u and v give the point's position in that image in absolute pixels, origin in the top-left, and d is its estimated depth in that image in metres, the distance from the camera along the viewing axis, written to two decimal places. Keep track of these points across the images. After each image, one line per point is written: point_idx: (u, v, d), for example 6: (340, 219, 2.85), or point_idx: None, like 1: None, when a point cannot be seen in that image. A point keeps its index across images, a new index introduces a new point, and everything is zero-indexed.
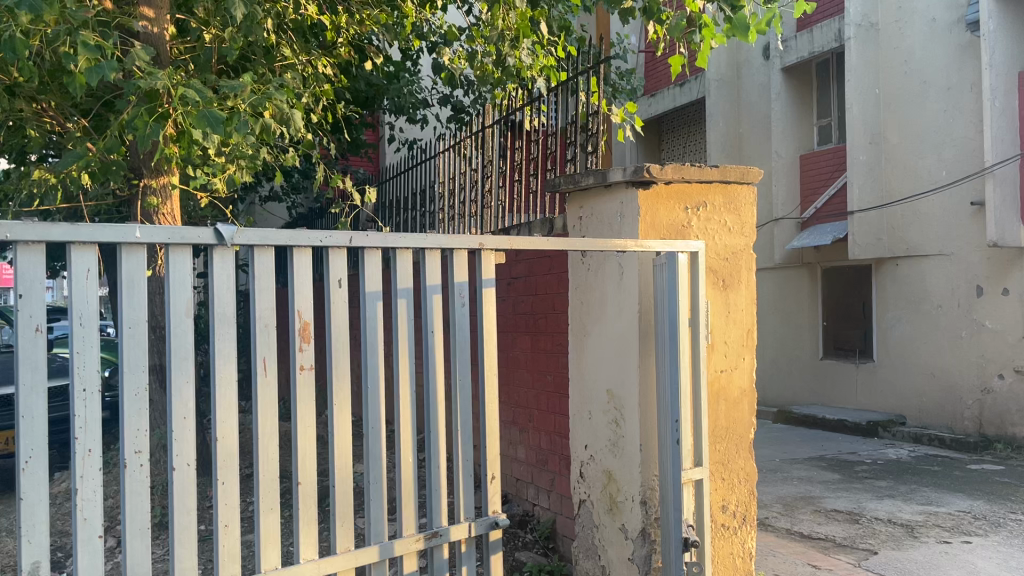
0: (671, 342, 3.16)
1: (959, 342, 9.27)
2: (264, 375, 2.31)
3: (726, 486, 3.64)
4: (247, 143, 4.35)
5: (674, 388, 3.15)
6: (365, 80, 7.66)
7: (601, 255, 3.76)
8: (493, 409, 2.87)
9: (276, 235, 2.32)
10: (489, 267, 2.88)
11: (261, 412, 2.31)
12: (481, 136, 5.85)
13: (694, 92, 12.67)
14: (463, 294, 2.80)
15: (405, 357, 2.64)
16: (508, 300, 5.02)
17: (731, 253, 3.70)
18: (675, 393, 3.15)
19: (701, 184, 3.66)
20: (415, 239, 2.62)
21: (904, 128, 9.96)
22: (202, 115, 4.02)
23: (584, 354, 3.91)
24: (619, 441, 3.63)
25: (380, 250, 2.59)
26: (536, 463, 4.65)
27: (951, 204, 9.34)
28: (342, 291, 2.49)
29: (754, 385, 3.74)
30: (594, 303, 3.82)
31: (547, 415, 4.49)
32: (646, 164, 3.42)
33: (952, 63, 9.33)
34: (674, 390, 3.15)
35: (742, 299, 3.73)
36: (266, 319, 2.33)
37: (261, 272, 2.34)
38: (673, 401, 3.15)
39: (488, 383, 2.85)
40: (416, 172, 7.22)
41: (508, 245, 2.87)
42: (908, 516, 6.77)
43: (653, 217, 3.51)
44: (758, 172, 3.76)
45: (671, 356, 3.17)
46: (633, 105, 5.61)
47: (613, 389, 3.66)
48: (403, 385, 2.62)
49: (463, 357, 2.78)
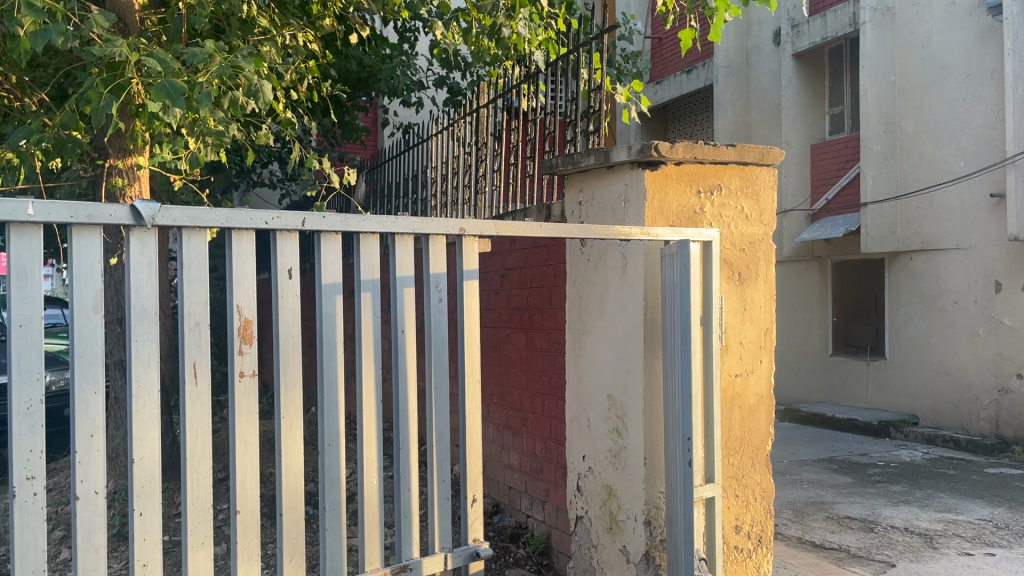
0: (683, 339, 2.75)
1: (976, 339, 8.86)
2: (194, 382, 1.93)
3: (740, 504, 3.26)
4: (214, 119, 3.94)
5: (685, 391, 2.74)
6: (356, 60, 7.25)
7: (602, 244, 3.37)
8: (475, 421, 2.47)
9: (210, 215, 1.93)
10: (472, 256, 2.49)
11: (189, 427, 1.92)
12: (475, 117, 5.44)
13: (702, 79, 12.27)
14: (441, 289, 2.39)
15: (370, 361, 2.25)
16: (501, 293, 4.60)
17: (747, 243, 3.30)
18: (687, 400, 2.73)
19: (716, 165, 3.25)
20: (385, 223, 2.23)
21: (920, 117, 9.52)
22: (159, 85, 3.61)
23: (583, 355, 3.52)
24: (620, 452, 3.24)
25: (341, 235, 2.19)
26: (530, 472, 4.26)
27: (969, 196, 8.92)
28: (293, 283, 2.09)
29: (772, 392, 3.34)
30: (594, 298, 3.43)
31: (543, 419, 4.10)
32: (654, 142, 3.02)
33: (971, 49, 8.89)
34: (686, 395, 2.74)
35: (761, 295, 3.33)
36: (197, 316, 1.94)
37: (190, 259, 1.94)
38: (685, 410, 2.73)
39: (470, 392, 2.46)
40: (408, 157, 6.82)
41: (494, 230, 2.48)
42: (925, 525, 6.38)
43: (661, 202, 3.12)
44: (780, 153, 3.35)
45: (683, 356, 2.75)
46: (640, 83, 5.21)
47: (615, 394, 3.27)
48: (368, 394, 2.23)
49: (440, 360, 2.39)
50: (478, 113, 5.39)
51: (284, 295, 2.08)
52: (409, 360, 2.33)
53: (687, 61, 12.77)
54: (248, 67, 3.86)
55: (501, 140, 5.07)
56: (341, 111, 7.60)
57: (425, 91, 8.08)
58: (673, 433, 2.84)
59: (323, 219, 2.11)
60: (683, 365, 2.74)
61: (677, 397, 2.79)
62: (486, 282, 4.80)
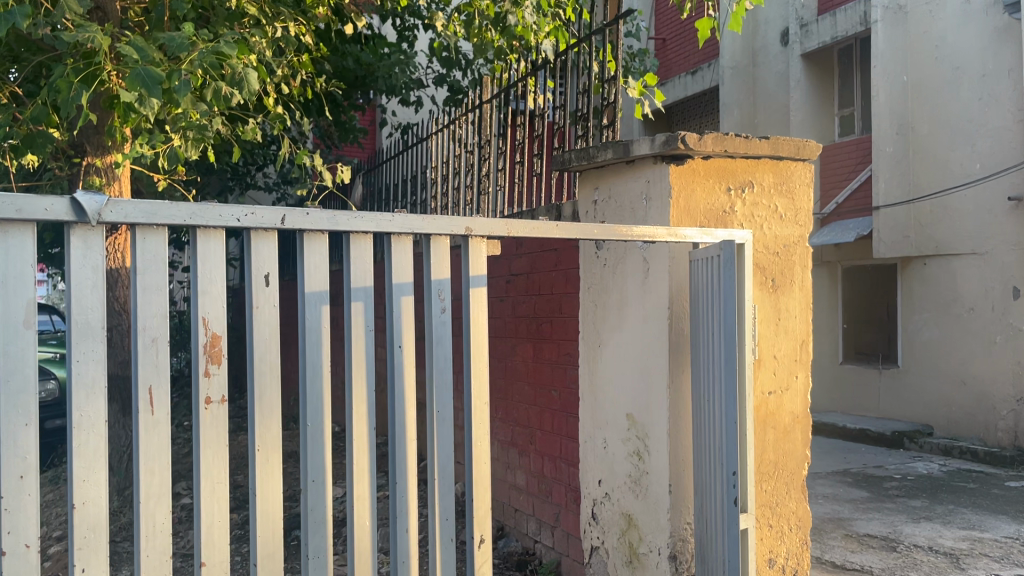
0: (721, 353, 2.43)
1: (994, 347, 8.47)
2: (149, 412, 1.61)
3: (774, 534, 2.94)
4: (198, 112, 3.61)
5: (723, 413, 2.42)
6: (353, 56, 6.99)
7: (620, 248, 3.06)
8: (482, 448, 2.14)
9: (170, 210, 1.62)
10: (479, 260, 2.17)
11: (142, 465, 1.60)
12: (478, 114, 5.13)
13: (707, 81, 11.95)
14: (444, 297, 2.07)
15: (361, 379, 1.92)
16: (506, 301, 4.29)
17: (782, 246, 2.98)
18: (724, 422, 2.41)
19: (747, 160, 2.94)
20: (380, 221, 1.92)
21: (934, 119, 9.14)
22: (134, 73, 3.29)
23: (598, 371, 3.21)
24: (641, 478, 2.92)
25: (327, 235, 1.87)
26: (538, 493, 3.95)
27: (986, 199, 8.58)
28: (271, 292, 1.78)
29: (809, 411, 3.03)
30: (612, 306, 3.13)
31: (552, 437, 3.78)
32: (680, 133, 2.71)
33: (988, 48, 8.55)
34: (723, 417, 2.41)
35: (796, 303, 3.01)
36: (153, 331, 1.62)
37: (146, 262, 1.62)
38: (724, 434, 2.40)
39: (477, 418, 2.13)
40: (408, 158, 6.51)
41: (504, 230, 2.17)
42: (949, 543, 6.04)
43: (688, 200, 2.81)
44: (816, 147, 3.04)
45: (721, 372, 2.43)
46: (653, 77, 4.87)
47: (635, 413, 2.95)
48: (359, 421, 1.91)
49: (443, 379, 2.06)
50: (479, 108, 5.07)
51: (260, 305, 1.76)
52: (407, 381, 2.01)
53: (691, 61, 12.46)
54: (232, 53, 3.50)
55: (505, 137, 4.73)
56: (337, 110, 7.26)
57: (424, 89, 7.80)
58: (710, 458, 2.52)
59: (307, 215, 1.79)
60: (722, 382, 2.41)
61: (716, 419, 2.46)
62: (490, 288, 4.49)
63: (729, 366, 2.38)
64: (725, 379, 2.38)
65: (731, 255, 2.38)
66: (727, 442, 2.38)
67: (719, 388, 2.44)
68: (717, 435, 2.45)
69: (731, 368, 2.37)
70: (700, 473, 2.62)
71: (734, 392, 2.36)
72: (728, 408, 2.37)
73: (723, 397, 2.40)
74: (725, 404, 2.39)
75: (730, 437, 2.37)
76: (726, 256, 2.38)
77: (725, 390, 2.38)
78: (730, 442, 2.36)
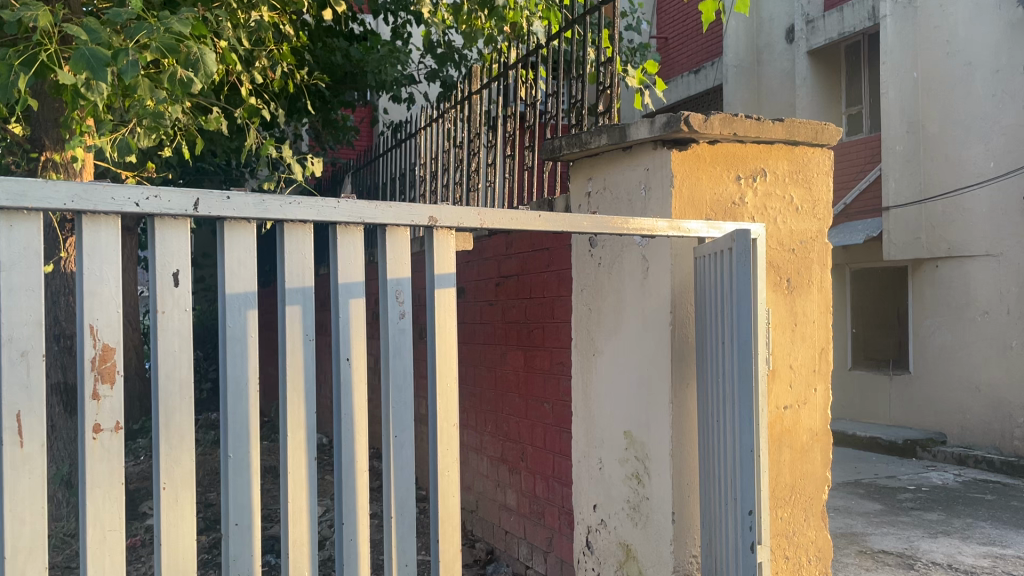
0: (732, 366, 2.08)
1: (1010, 353, 8.02)
2: (18, 445, 1.28)
3: (790, 568, 2.60)
4: (154, 98, 3.27)
5: (734, 436, 2.07)
6: (341, 51, 6.65)
7: (617, 244, 2.74)
8: (449, 479, 1.81)
9: (45, 191, 1.30)
10: (446, 256, 1.83)
11: (8, 511, 1.27)
12: (466, 106, 4.81)
13: (711, 80, 11.56)
14: (403, 300, 1.73)
15: (300, 400, 1.58)
16: (495, 305, 3.95)
17: (798, 242, 2.65)
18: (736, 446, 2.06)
19: (759, 145, 2.61)
20: (321, 209, 1.59)
21: (946, 116, 8.63)
22: (77, 54, 2.94)
23: (593, 383, 2.88)
24: (641, 504, 2.59)
25: (256, 224, 1.54)
26: (529, 515, 3.62)
27: (1000, 199, 8.11)
28: (181, 293, 1.45)
29: (829, 428, 2.69)
30: (607, 311, 2.80)
31: (544, 454, 3.45)
32: (682, 114, 2.38)
33: (1001, 41, 8.05)
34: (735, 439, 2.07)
35: (814, 307, 2.68)
36: (23, 343, 1.29)
37: (14, 256, 1.30)
38: (737, 462, 2.04)
39: (443, 445, 1.80)
40: (396, 154, 6.20)
41: (477, 221, 1.84)
42: (970, 561, 5.63)
43: (693, 190, 2.49)
44: (836, 131, 2.71)
45: (732, 387, 2.08)
46: (653, 64, 4.49)
47: (634, 431, 2.62)
48: (295, 453, 1.58)
49: (401, 398, 1.73)
50: (469, 100, 4.74)
51: (166, 310, 1.43)
52: (358, 401, 1.67)
53: (694, 60, 12.10)
54: (187, 32, 3.17)
55: (495, 130, 4.38)
56: (325, 108, 6.93)
57: (416, 86, 7.47)
58: (721, 488, 2.17)
59: (227, 202, 1.47)
60: (734, 400, 2.06)
61: (728, 443, 2.11)
62: (479, 292, 4.16)
63: (744, 381, 2.03)
64: (737, 396, 2.03)
65: (746, 248, 2.03)
66: (741, 471, 2.02)
67: (730, 406, 2.09)
68: (728, 462, 2.10)
69: (746, 384, 2.02)
70: (709, 502, 2.27)
71: (751, 412, 2.02)
72: (743, 431, 2.02)
73: (735, 418, 2.05)
74: (739, 426, 2.04)
75: (746, 466, 2.01)
76: (739, 250, 2.03)
77: (739, 410, 2.03)
78: (745, 471, 2.01)
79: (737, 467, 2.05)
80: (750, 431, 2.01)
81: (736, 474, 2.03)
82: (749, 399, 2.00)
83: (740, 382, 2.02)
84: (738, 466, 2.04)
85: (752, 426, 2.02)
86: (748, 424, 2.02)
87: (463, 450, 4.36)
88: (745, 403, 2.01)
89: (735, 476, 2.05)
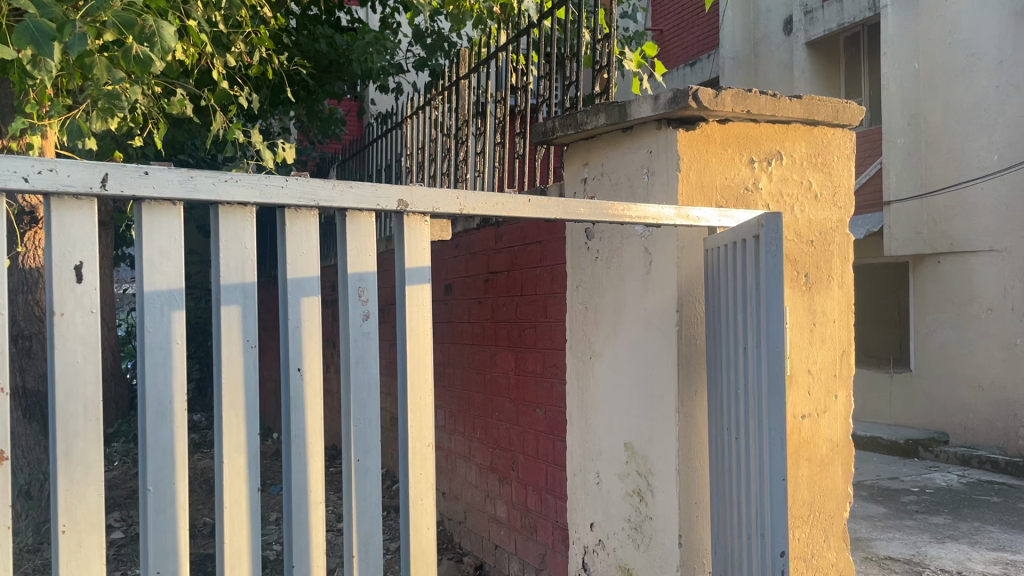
0: (757, 377, 1.80)
1: (1014, 350, 7.72)
2: None
3: None
4: (107, 76, 2.98)
5: (760, 459, 1.79)
6: (326, 39, 6.37)
7: (616, 235, 2.48)
8: (425, 508, 1.54)
9: None
10: (418, 246, 1.56)
11: None
12: (454, 91, 4.52)
13: (708, 72, 11.26)
14: (366, 298, 1.46)
15: (239, 420, 1.32)
16: (484, 304, 3.68)
17: (817, 232, 2.39)
18: (763, 471, 1.78)
19: (774, 125, 2.36)
20: (264, 189, 1.33)
21: (947, 108, 8.31)
22: (19, 27, 2.65)
23: (589, 390, 2.62)
24: (643, 526, 2.33)
25: (185, 208, 1.27)
26: (520, 529, 3.36)
27: (1004, 193, 7.77)
28: (85, 290, 1.19)
29: (850, 438, 2.44)
30: (605, 310, 2.53)
31: (536, 464, 3.19)
32: (690, 89, 2.11)
33: (1005, 30, 7.72)
34: (762, 463, 1.79)
35: (835, 306, 2.41)
36: None
37: None
38: (765, 490, 1.76)
39: (416, 469, 1.54)
40: (383, 144, 5.90)
41: (455, 206, 1.57)
42: (980, 568, 5.29)
43: (701, 174, 2.22)
44: (859, 110, 2.44)
45: (757, 402, 1.81)
46: (654, 45, 4.20)
47: (635, 443, 2.36)
48: (234, 484, 1.31)
49: (365, 415, 1.46)
50: (457, 86, 4.46)
51: (66, 312, 1.17)
52: (314, 421, 1.40)
53: (692, 53, 11.83)
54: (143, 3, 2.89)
55: (483, 117, 4.10)
56: (310, 98, 6.61)
57: (404, 75, 7.18)
58: (740, 516, 1.89)
59: (144, 178, 1.21)
60: (761, 417, 1.78)
61: (753, 466, 1.84)
62: (466, 289, 3.89)
63: (772, 394, 1.76)
64: (765, 413, 1.75)
65: (775, 237, 1.75)
66: (769, 500, 1.74)
67: (754, 423, 1.82)
68: (750, 489, 1.82)
69: (775, 400, 1.75)
70: (727, 531, 2.00)
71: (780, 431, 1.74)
72: (772, 455, 1.74)
73: (763, 438, 1.78)
74: (768, 446, 1.76)
75: (776, 495, 1.74)
76: (766, 240, 1.75)
77: (767, 430, 1.75)
78: (775, 499, 1.73)
79: (764, 496, 1.77)
80: (781, 456, 1.74)
81: (765, 503, 1.76)
82: (779, 416, 1.73)
83: (768, 396, 1.74)
84: (766, 494, 1.76)
85: (783, 450, 1.74)
86: (779, 447, 1.74)
87: (450, 457, 4.08)
88: (775, 422, 1.73)
89: (762, 506, 1.77)
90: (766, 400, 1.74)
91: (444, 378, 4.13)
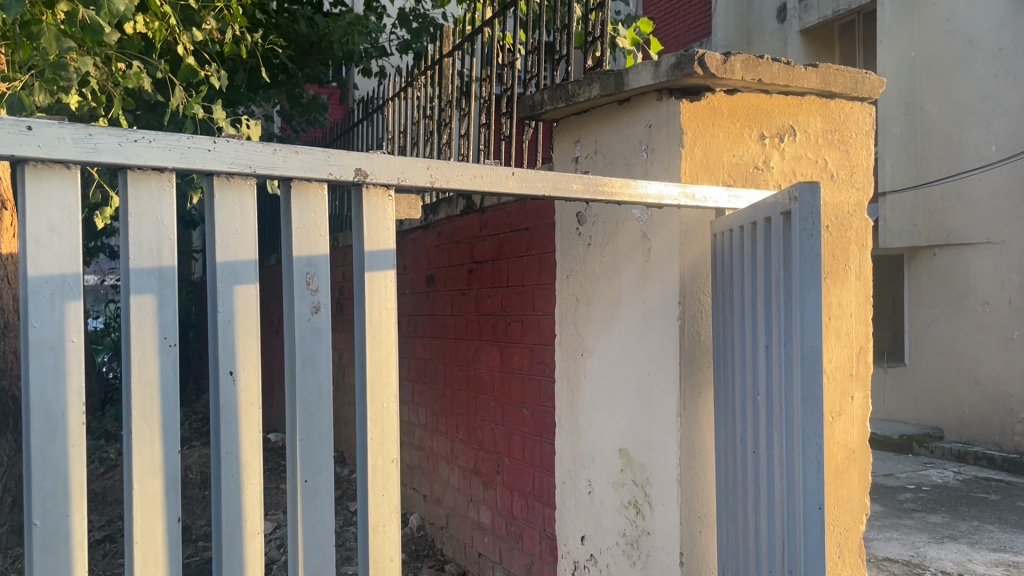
0: (786, 382, 1.55)
1: (1012, 345, 7.51)
2: None
3: None
4: (51, 43, 2.71)
5: (790, 478, 1.54)
6: (305, 19, 5.95)
7: (610, 218, 2.24)
8: (388, 536, 1.31)
9: None
10: (381, 223, 1.32)
11: None
12: (437, 70, 4.25)
13: None
14: (315, 285, 1.23)
15: (153, 432, 1.08)
16: (469, 295, 3.44)
17: (834, 216, 2.15)
18: (794, 495, 1.52)
19: (786, 96, 2.12)
20: (186, 151, 1.09)
21: (944, 98, 8.06)
22: None
23: (580, 389, 2.38)
24: (641, 541, 2.09)
25: (88, 172, 1.04)
26: (505, 536, 3.13)
27: (1002, 185, 7.54)
28: None
29: (867, 444, 2.21)
30: (598, 302, 2.30)
31: (523, 468, 2.95)
32: (696, 54, 1.88)
33: (1003, 16, 7.46)
34: (792, 485, 1.53)
35: (852, 298, 2.17)
36: None
37: None
38: (796, 517, 1.50)
39: (377, 491, 1.30)
40: (365, 129, 5.63)
41: (424, 177, 1.33)
42: (982, 570, 5.05)
43: (707, 150, 1.99)
44: (879, 82, 2.20)
45: (785, 411, 1.56)
46: (648, 22, 3.93)
47: (632, 450, 2.13)
48: (146, 512, 1.07)
49: (313, 427, 1.22)
50: (440, 65, 4.19)
51: None
52: (250, 432, 1.16)
53: (682, 41, 11.60)
54: None
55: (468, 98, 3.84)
56: (290, 82, 6.31)
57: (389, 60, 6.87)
58: (763, 543, 1.64)
59: (27, 135, 0.98)
60: (790, 427, 1.53)
61: (778, 486, 1.59)
62: (449, 280, 3.65)
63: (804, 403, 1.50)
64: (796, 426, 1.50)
65: (811, 214, 1.49)
66: (802, 531, 1.48)
67: (782, 436, 1.56)
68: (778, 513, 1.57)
69: (808, 410, 1.49)
70: (744, 559, 1.74)
71: (814, 447, 1.48)
72: (806, 477, 1.47)
73: (793, 455, 1.52)
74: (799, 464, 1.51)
75: (812, 526, 1.46)
76: (799, 217, 1.49)
77: (800, 446, 1.49)
78: (808, 531, 1.47)
79: (795, 524, 1.51)
80: (816, 479, 1.47)
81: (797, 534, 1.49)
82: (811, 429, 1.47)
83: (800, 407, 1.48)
84: (798, 520, 1.50)
85: (819, 472, 1.48)
86: (813, 468, 1.48)
87: (433, 458, 3.85)
88: (806, 436, 1.47)
89: (791, 535, 1.52)
90: (797, 409, 1.49)
91: (425, 374, 3.89)
